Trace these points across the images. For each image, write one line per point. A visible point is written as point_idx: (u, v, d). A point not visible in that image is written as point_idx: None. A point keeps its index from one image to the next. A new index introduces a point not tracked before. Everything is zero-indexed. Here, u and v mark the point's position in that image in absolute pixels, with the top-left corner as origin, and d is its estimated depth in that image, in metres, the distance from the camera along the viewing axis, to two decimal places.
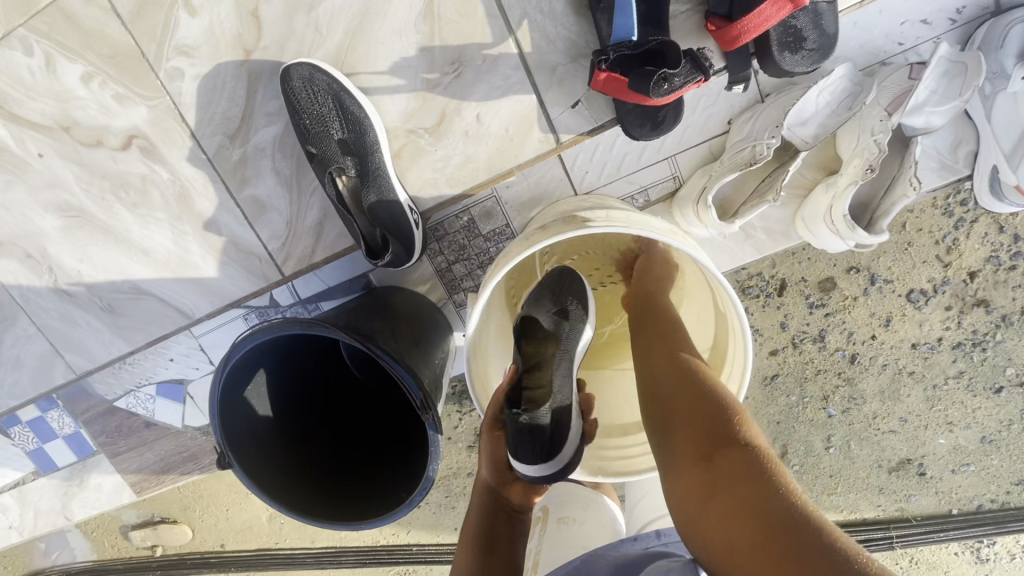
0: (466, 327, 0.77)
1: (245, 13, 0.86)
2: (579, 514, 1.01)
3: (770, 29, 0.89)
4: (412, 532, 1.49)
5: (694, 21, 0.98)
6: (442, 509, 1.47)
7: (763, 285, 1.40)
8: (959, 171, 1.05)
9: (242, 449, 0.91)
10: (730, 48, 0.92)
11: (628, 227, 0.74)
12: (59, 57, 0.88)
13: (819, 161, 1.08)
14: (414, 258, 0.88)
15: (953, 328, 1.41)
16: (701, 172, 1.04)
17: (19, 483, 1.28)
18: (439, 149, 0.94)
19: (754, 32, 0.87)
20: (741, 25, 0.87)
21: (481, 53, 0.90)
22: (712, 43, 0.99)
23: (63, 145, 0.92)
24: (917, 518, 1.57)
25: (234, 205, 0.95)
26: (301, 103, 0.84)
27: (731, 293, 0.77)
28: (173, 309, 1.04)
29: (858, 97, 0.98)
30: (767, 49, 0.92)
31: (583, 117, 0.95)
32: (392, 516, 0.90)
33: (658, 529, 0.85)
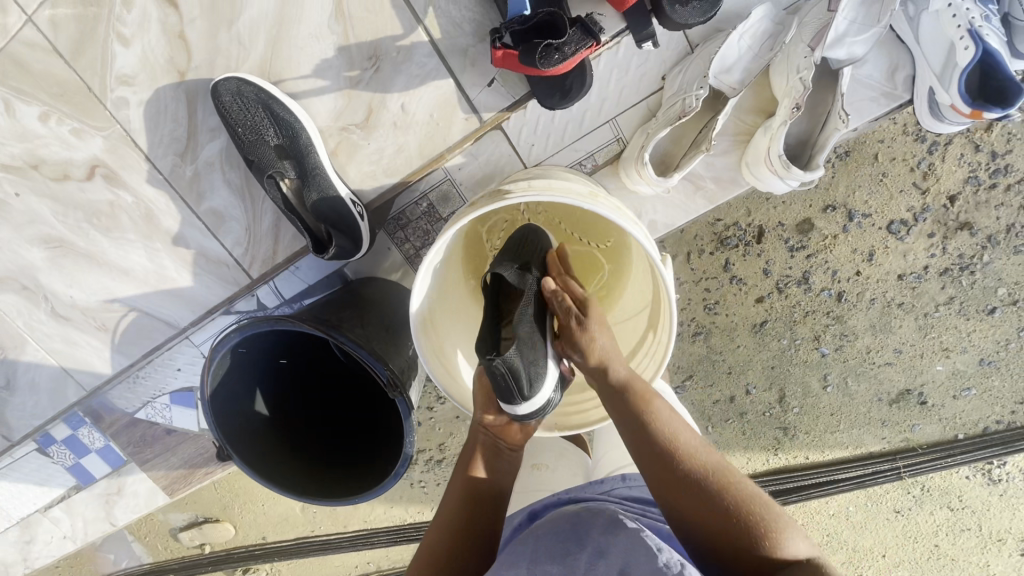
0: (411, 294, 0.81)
1: (171, 36, 0.91)
2: (549, 460, 1.09)
3: None
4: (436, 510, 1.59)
5: None
6: None
7: (741, 235, 1.42)
8: (899, 97, 1.04)
9: (239, 440, 1.00)
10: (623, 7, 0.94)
11: (545, 194, 0.78)
12: (16, 102, 0.94)
13: (757, 104, 1.09)
14: (362, 249, 0.94)
15: (940, 255, 1.41)
16: (640, 132, 1.07)
17: (65, 496, 1.40)
18: (373, 142, 0.98)
19: None
20: None
21: (395, 44, 0.94)
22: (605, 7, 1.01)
23: (37, 183, 1.00)
24: (923, 446, 1.59)
25: (196, 218, 1.01)
26: (235, 116, 0.89)
27: (652, 247, 0.80)
28: (162, 322, 1.12)
29: (778, 37, 1.00)
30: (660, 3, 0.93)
31: (501, 94, 0.98)
32: (377, 490, 0.97)
33: (625, 474, 0.95)
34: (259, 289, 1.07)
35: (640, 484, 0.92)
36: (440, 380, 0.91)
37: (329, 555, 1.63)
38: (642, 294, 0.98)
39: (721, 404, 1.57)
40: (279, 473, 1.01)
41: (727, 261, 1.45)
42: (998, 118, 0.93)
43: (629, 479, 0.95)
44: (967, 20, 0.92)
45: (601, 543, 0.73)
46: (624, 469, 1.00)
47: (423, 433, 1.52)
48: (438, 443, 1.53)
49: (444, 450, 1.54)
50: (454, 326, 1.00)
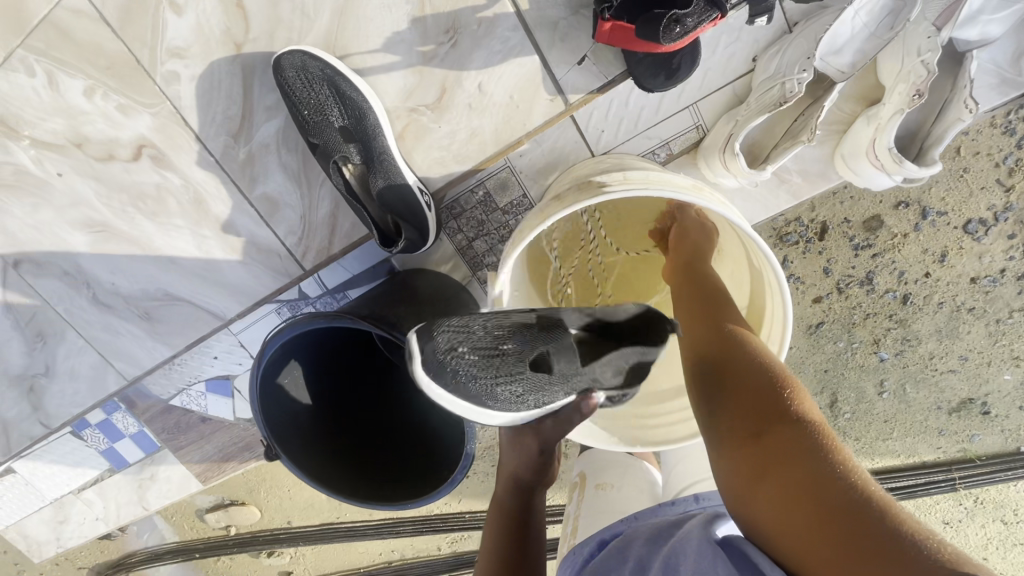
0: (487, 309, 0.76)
1: (229, 4, 0.83)
2: (615, 480, 1.01)
3: None
4: (463, 500, 1.54)
5: None
6: (491, 478, 1.52)
7: (802, 231, 1.32)
8: (1023, 84, 0.94)
9: (289, 441, 0.95)
10: None
11: (649, 188, 0.69)
12: (60, 74, 0.87)
13: (858, 90, 0.98)
14: (429, 241, 0.86)
15: (1019, 258, 1.30)
16: (727, 118, 0.97)
17: (99, 479, 1.37)
18: (444, 126, 0.90)
19: None
20: None
21: (476, 16, 0.85)
22: None
23: (79, 162, 0.93)
24: (981, 458, 1.50)
25: (249, 204, 0.95)
26: (297, 94, 0.81)
27: (764, 249, 0.71)
28: (207, 312, 1.06)
29: (900, 12, 0.87)
30: None
31: (592, 73, 0.90)
32: (434, 494, 0.92)
33: (697, 494, 0.86)
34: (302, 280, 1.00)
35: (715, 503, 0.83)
36: None
37: (355, 542, 1.60)
38: (734, 297, 0.90)
39: None
40: (331, 473, 0.97)
41: (787, 258, 1.35)
42: None
43: (703, 499, 0.85)
44: None
45: (643, 557, 0.70)
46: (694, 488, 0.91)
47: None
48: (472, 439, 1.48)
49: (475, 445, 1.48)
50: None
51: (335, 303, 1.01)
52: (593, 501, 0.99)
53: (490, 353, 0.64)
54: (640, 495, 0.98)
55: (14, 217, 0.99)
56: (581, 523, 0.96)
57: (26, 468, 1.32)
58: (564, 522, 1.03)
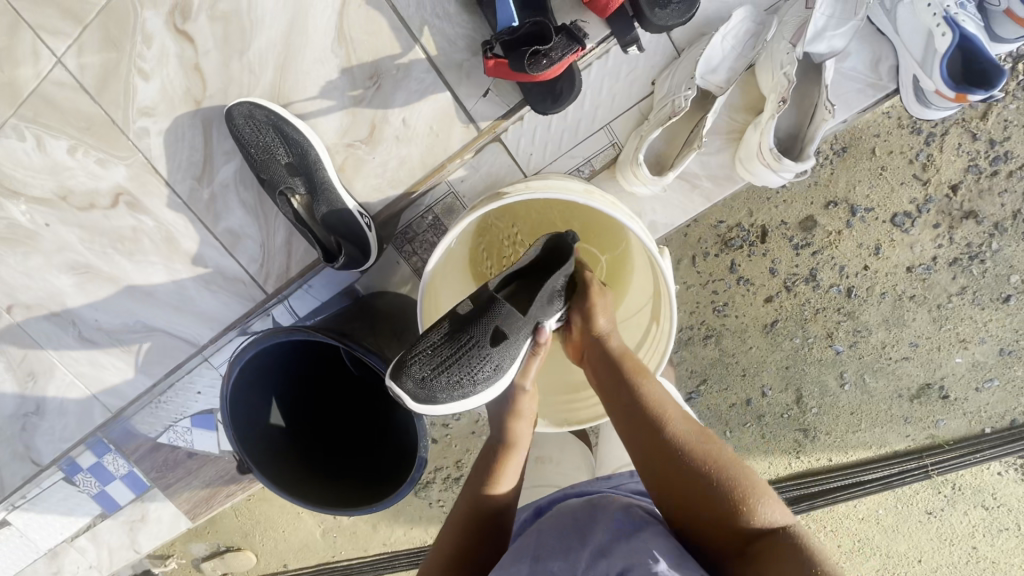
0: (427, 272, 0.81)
1: (187, 68, 0.97)
2: (552, 453, 1.08)
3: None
4: None
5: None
6: None
7: (744, 234, 1.44)
8: (885, 86, 1.07)
9: (260, 455, 1.04)
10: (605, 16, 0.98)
11: (543, 192, 0.81)
12: (47, 137, 1.01)
13: (745, 102, 1.12)
14: (370, 259, 0.98)
15: (947, 245, 1.42)
16: (635, 134, 1.10)
17: (90, 525, 1.43)
18: (377, 156, 1.03)
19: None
20: None
21: (394, 63, 0.99)
22: (589, 15, 1.06)
23: (65, 213, 1.06)
24: (950, 443, 1.55)
25: (213, 237, 1.07)
26: (248, 137, 0.95)
27: (648, 241, 0.83)
28: (184, 341, 1.16)
29: (760, 35, 1.03)
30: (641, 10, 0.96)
31: (495, 104, 1.03)
32: (395, 497, 0.99)
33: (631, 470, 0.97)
34: (273, 307, 1.12)
35: None
36: None
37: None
38: (643, 290, 1.01)
39: (737, 408, 1.55)
40: (301, 485, 1.04)
41: (733, 262, 1.46)
42: (982, 99, 0.95)
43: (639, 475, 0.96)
44: (942, 7, 0.96)
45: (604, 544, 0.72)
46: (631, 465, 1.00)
47: (439, 447, 1.52)
48: (455, 460, 1.54)
49: (462, 467, 1.54)
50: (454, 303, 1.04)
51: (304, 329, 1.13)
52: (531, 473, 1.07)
53: (430, 362, 0.83)
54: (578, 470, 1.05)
55: (9, 266, 1.11)
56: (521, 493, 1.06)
57: (20, 519, 1.38)
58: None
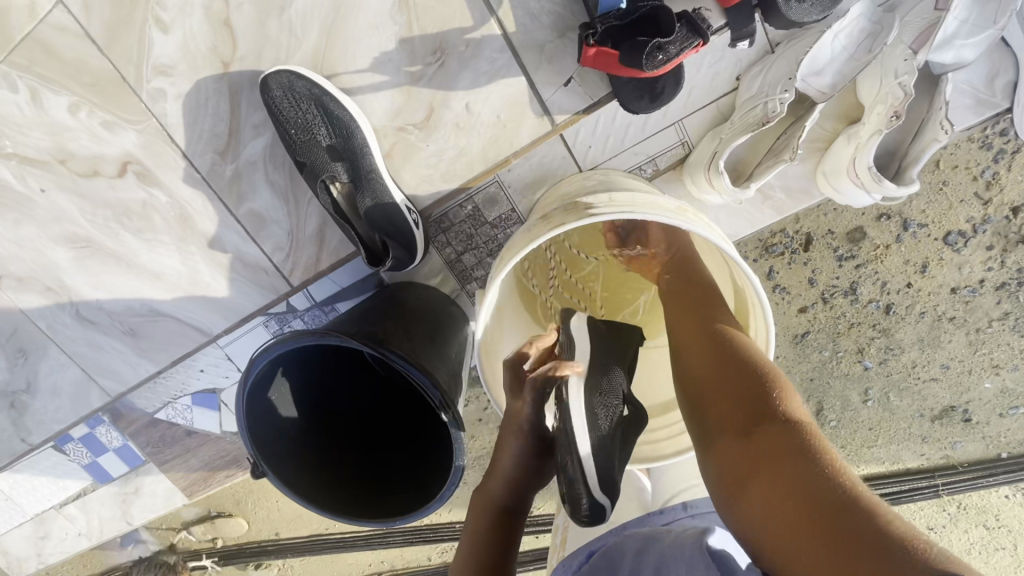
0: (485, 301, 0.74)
1: (217, 23, 0.83)
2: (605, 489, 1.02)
3: None
4: (455, 511, 1.54)
5: None
6: None
7: (787, 242, 1.32)
8: (997, 105, 0.97)
9: (276, 458, 0.94)
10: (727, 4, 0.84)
11: (635, 210, 0.70)
12: (44, 90, 0.86)
13: (838, 110, 1.01)
14: (417, 259, 0.86)
15: (996, 269, 1.32)
16: (710, 137, 0.99)
17: (81, 494, 1.35)
18: (431, 144, 0.91)
19: None
20: None
21: (463, 38, 0.85)
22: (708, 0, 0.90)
23: (62, 177, 0.92)
24: (963, 464, 1.52)
25: (235, 220, 0.94)
26: (285, 113, 0.81)
27: (748, 271, 0.72)
28: (193, 327, 1.05)
29: (878, 37, 0.90)
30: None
31: (577, 95, 0.91)
32: (426, 510, 0.90)
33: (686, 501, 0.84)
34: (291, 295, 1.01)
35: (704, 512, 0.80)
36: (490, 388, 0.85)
37: (345, 554, 1.58)
38: None
39: None
40: (321, 490, 0.95)
41: (772, 269, 1.36)
42: None
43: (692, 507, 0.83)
44: None
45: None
46: (679, 497, 0.89)
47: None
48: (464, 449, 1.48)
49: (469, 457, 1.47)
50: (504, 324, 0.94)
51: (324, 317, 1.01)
52: None
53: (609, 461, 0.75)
54: (630, 504, 0.98)
55: None
56: (570, 535, 0.98)
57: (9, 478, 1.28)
58: (555, 531, 1.06)
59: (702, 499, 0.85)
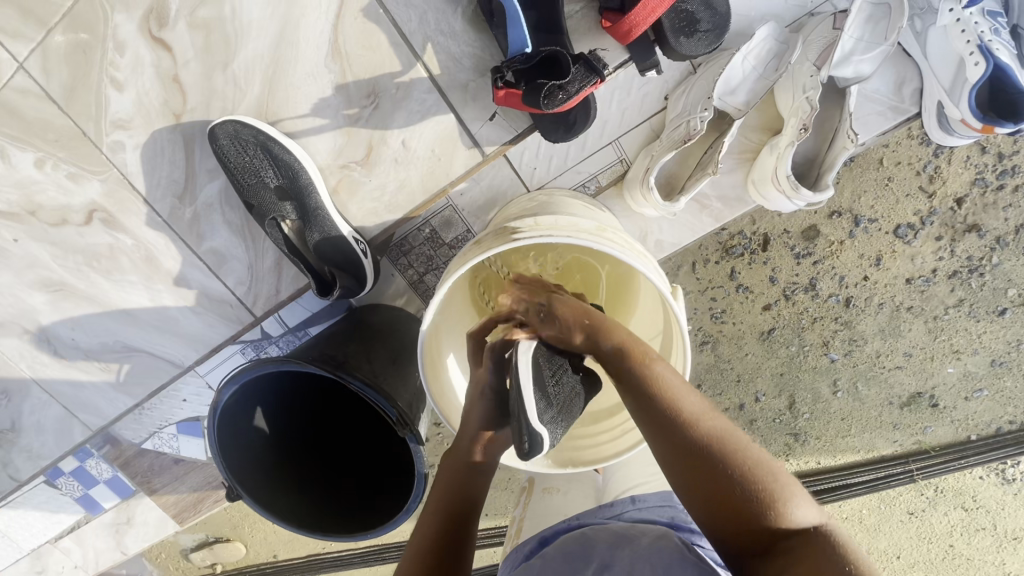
0: (421, 325, 0.77)
1: (166, 79, 0.89)
2: (560, 485, 1.06)
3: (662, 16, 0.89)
4: None
5: (593, 17, 0.98)
6: None
7: (746, 243, 1.38)
8: (906, 110, 1.02)
9: (250, 480, 0.98)
10: (627, 41, 0.89)
11: (555, 234, 0.76)
12: (11, 148, 0.92)
13: (762, 121, 1.07)
14: (366, 287, 0.95)
15: (948, 258, 1.38)
16: (644, 154, 1.05)
17: (75, 526, 1.39)
18: (373, 179, 0.97)
19: (645, 23, 0.86)
20: (632, 18, 0.85)
21: (394, 81, 0.92)
22: (608, 40, 0.98)
23: (34, 228, 0.98)
24: (936, 448, 1.57)
25: (197, 258, 1.01)
26: (234, 159, 0.88)
27: (664, 291, 0.77)
28: (167, 361, 1.11)
29: (783, 56, 0.96)
30: (664, 35, 0.91)
31: (502, 128, 0.97)
32: (394, 523, 0.95)
33: (634, 495, 0.91)
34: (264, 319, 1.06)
35: (649, 505, 0.86)
36: (442, 408, 0.88)
37: (341, 570, 1.61)
38: (652, 323, 0.97)
39: (730, 412, 1.53)
40: (294, 509, 1.00)
41: (733, 270, 1.41)
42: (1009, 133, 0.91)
43: (639, 500, 0.90)
44: (977, 34, 0.91)
45: (607, 557, 0.71)
46: (632, 490, 0.94)
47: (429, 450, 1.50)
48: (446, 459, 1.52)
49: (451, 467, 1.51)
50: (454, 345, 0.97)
51: (298, 341, 1.07)
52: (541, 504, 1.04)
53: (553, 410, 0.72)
54: (584, 498, 1.01)
55: None
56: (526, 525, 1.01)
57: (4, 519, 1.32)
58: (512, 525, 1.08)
59: (647, 492, 0.91)
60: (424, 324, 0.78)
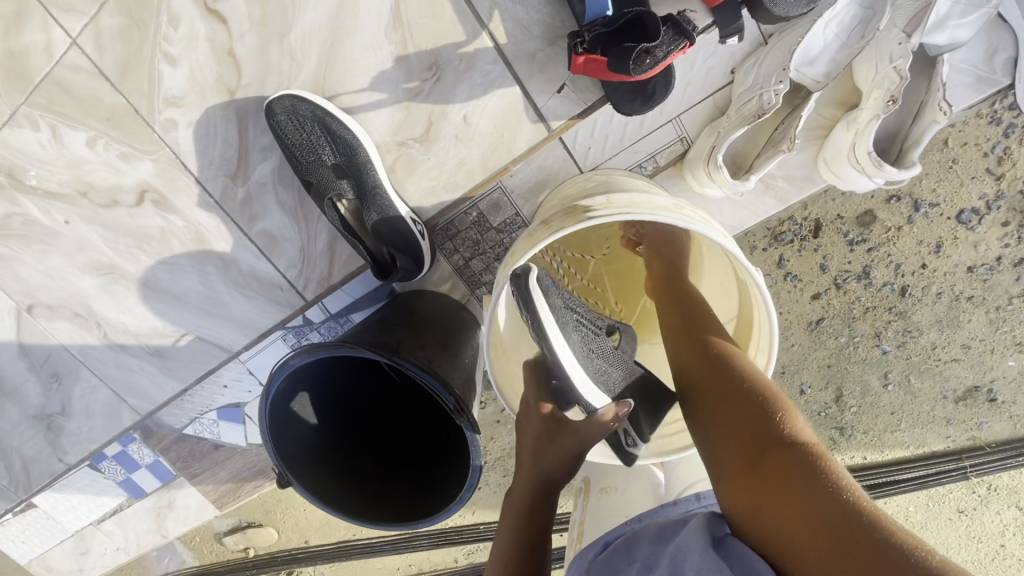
0: (490, 309, 0.74)
1: (221, 53, 0.86)
2: (619, 482, 1.02)
3: None
4: (478, 512, 1.56)
5: None
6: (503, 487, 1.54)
7: (796, 230, 1.31)
8: (999, 81, 0.96)
9: (301, 467, 0.96)
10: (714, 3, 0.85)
11: (633, 212, 0.72)
12: (64, 127, 0.91)
13: (837, 96, 1.01)
14: (425, 268, 0.91)
15: (1015, 245, 1.30)
16: (708, 132, 1.00)
17: (117, 510, 1.40)
18: (432, 157, 0.93)
19: None
20: None
21: (457, 52, 0.88)
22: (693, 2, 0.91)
23: (85, 209, 0.97)
24: (991, 445, 1.50)
25: (248, 240, 0.98)
26: (290, 136, 0.85)
27: (750, 269, 0.73)
28: (215, 346, 1.09)
29: (870, 23, 0.90)
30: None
31: (572, 100, 0.93)
32: (449, 511, 0.93)
33: (698, 492, 0.84)
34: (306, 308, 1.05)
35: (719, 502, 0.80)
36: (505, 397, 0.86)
37: (375, 557, 1.61)
38: (724, 306, 0.93)
39: None
40: (345, 497, 0.97)
41: (782, 257, 1.34)
42: None
43: (704, 498, 0.83)
44: None
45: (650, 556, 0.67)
46: (695, 486, 0.89)
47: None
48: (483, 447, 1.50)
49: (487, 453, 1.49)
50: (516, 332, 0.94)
51: (340, 328, 1.05)
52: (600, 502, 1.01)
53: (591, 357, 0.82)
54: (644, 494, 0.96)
55: (26, 264, 1.02)
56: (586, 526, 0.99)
57: (50, 502, 1.33)
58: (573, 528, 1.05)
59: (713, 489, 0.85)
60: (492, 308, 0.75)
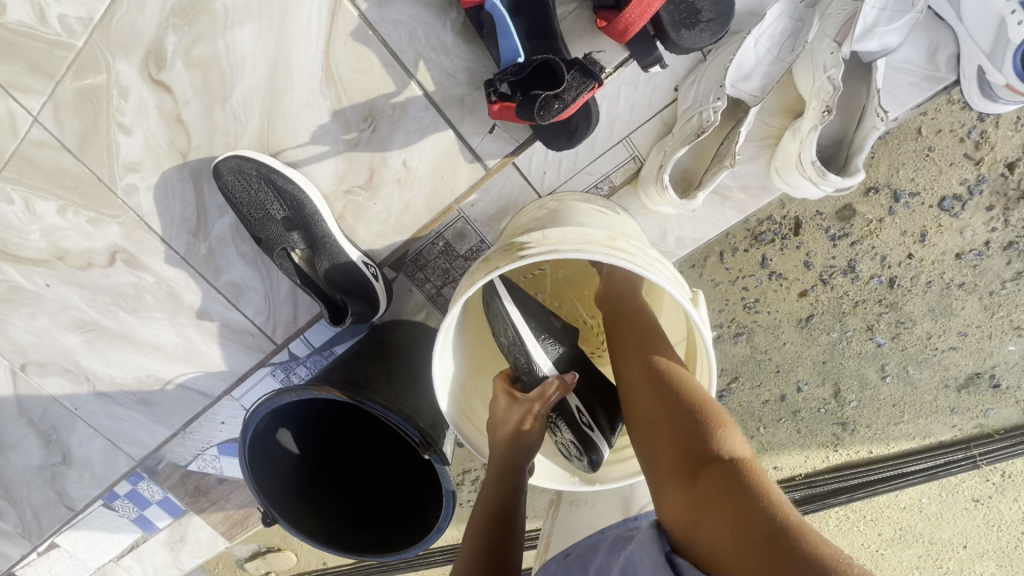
0: (434, 351, 0.76)
1: (169, 120, 0.90)
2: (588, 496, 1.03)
3: (660, 10, 0.82)
4: None
5: (588, 17, 0.93)
6: None
7: (776, 228, 1.29)
8: (944, 79, 0.95)
9: (285, 503, 1.00)
10: (622, 40, 0.85)
11: (562, 248, 0.73)
12: (35, 199, 0.96)
13: (783, 105, 1.01)
14: (378, 310, 0.96)
15: (1002, 229, 1.27)
16: (657, 150, 1.00)
17: (133, 546, 1.46)
18: (378, 201, 0.96)
19: (641, 20, 0.81)
20: (627, 17, 0.81)
21: (389, 102, 0.91)
22: (604, 42, 0.94)
23: (62, 272, 1.02)
24: (1000, 432, 1.46)
25: (216, 291, 1.03)
26: (239, 194, 0.89)
27: (681, 300, 0.72)
28: (200, 391, 1.14)
29: (800, 35, 0.91)
30: (664, 31, 0.85)
31: (503, 140, 0.94)
32: (425, 541, 0.96)
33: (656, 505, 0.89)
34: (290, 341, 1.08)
35: None
36: (469, 438, 0.88)
37: None
38: (675, 327, 0.93)
39: (771, 405, 1.46)
40: (329, 530, 1.01)
41: (765, 256, 1.33)
42: None
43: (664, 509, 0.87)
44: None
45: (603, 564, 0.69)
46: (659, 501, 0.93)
47: (465, 452, 1.50)
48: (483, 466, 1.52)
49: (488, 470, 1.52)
50: (474, 369, 0.95)
51: (324, 361, 1.09)
52: (569, 517, 1.03)
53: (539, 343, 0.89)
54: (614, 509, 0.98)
55: (15, 326, 1.07)
56: (554, 538, 1.03)
57: (68, 543, 1.39)
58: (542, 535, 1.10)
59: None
60: (437, 349, 0.77)
